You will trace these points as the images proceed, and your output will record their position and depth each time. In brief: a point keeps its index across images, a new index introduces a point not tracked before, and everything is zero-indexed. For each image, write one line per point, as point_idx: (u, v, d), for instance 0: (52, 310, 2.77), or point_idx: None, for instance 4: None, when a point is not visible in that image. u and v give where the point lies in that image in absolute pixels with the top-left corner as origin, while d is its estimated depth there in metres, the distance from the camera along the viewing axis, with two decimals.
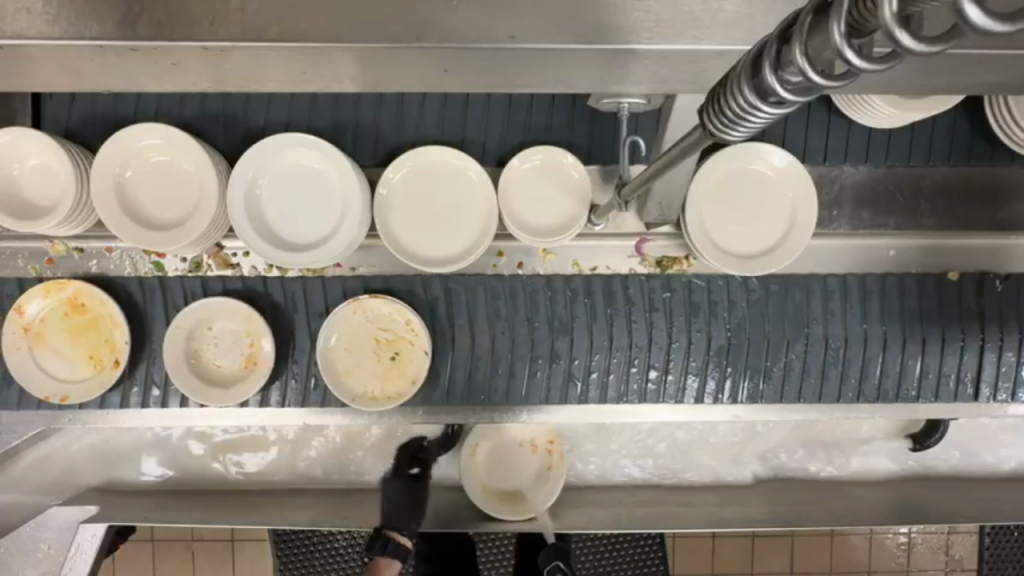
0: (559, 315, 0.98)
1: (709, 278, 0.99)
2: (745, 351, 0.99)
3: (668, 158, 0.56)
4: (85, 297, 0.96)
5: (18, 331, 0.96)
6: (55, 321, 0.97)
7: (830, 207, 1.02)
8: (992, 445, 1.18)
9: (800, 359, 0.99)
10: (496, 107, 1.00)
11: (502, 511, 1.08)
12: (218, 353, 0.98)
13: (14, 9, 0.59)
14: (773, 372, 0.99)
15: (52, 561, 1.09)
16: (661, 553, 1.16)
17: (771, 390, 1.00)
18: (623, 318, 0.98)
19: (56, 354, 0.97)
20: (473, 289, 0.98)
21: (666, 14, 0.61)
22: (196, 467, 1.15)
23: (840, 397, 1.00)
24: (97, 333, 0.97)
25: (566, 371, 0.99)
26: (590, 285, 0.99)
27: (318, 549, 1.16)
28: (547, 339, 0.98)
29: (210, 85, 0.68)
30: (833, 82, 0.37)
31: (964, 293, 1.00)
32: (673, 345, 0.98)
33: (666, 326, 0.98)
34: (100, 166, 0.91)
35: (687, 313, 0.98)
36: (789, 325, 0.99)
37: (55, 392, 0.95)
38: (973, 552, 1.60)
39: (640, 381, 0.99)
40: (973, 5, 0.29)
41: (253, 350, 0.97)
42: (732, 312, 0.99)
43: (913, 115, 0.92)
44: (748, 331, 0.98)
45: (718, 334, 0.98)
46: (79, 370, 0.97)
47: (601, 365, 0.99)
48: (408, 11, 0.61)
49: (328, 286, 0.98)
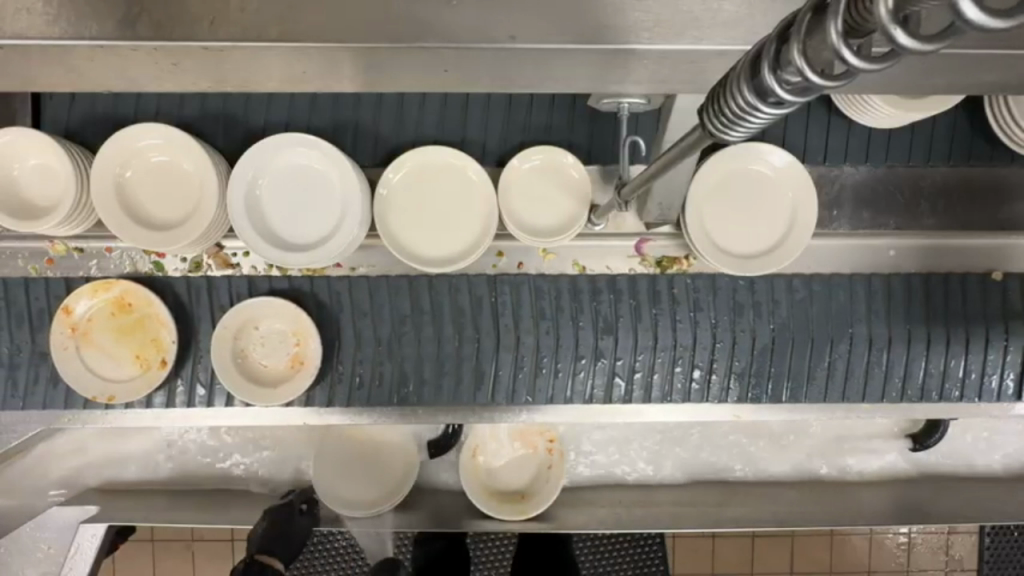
0: (604, 314, 0.98)
1: (752, 278, 0.98)
2: (790, 351, 0.99)
3: (670, 158, 0.56)
4: (133, 297, 0.96)
5: (66, 331, 0.95)
6: (101, 321, 0.97)
7: (830, 207, 1.02)
8: (993, 445, 1.18)
9: (844, 359, 0.99)
10: (496, 107, 1.00)
11: (502, 510, 1.06)
12: (264, 353, 0.97)
13: (13, 9, 0.59)
14: (818, 373, 0.99)
15: (53, 561, 1.11)
16: (661, 553, 1.15)
17: (816, 391, 1.00)
18: (667, 318, 0.98)
19: (104, 354, 0.96)
20: (518, 287, 0.98)
21: (666, 14, 0.61)
22: (199, 467, 1.15)
23: (884, 397, 1.00)
24: (144, 333, 0.97)
25: (609, 369, 0.99)
26: (635, 285, 0.98)
27: (317, 549, 1.15)
28: (591, 339, 0.98)
29: (210, 85, 0.67)
30: (833, 82, 0.37)
31: (973, 292, 1.00)
32: (717, 345, 0.98)
33: (711, 326, 0.98)
34: (100, 166, 0.90)
35: (732, 312, 0.98)
36: (833, 326, 0.98)
37: (103, 392, 0.94)
38: (973, 552, 1.60)
39: (684, 381, 0.99)
40: (969, 4, 0.29)
41: (300, 350, 0.97)
42: (775, 313, 0.98)
43: (913, 115, 0.92)
44: (794, 330, 0.98)
45: (762, 333, 0.98)
46: (126, 370, 0.96)
47: (645, 365, 0.99)
48: (408, 11, 0.61)
49: (374, 287, 0.97)
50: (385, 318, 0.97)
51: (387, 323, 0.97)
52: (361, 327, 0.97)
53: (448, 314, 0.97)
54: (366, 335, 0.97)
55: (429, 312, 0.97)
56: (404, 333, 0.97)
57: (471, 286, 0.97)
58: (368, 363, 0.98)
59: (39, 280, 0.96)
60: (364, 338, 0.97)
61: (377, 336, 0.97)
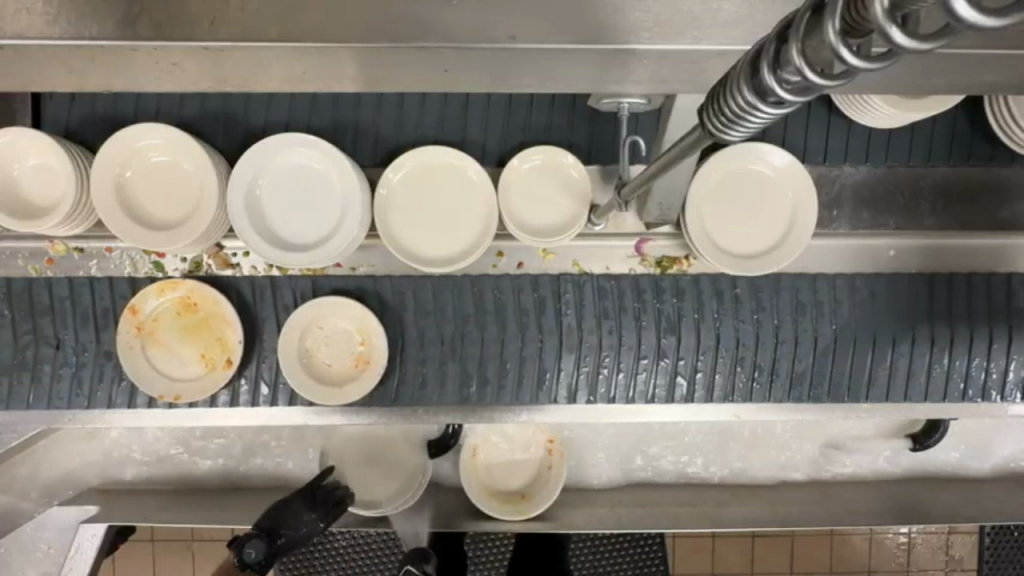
0: (666, 314, 0.98)
1: (815, 278, 0.99)
2: (851, 353, 0.99)
3: (670, 158, 0.56)
4: (198, 297, 0.96)
5: (131, 331, 0.94)
6: (166, 321, 0.96)
7: (830, 207, 1.02)
8: (993, 447, 1.18)
9: (906, 359, 0.99)
10: (496, 107, 1.00)
11: (502, 511, 1.07)
12: (330, 353, 0.97)
13: (13, 9, 0.59)
14: (878, 374, 1.00)
15: (53, 561, 1.11)
16: (661, 553, 1.16)
17: (877, 391, 1.00)
18: (730, 318, 0.98)
19: (170, 353, 0.96)
20: (581, 285, 0.98)
21: (666, 14, 0.61)
22: (199, 466, 1.15)
23: (946, 397, 1.01)
24: (209, 333, 0.97)
25: (671, 369, 0.99)
26: (698, 285, 0.98)
27: (317, 549, 1.13)
28: (653, 338, 0.98)
29: (210, 85, 0.67)
30: (832, 83, 0.37)
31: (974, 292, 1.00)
32: (780, 344, 0.99)
33: (774, 326, 0.98)
34: (100, 166, 0.90)
35: (795, 312, 0.99)
36: (897, 326, 0.99)
37: (169, 391, 0.95)
38: (973, 552, 1.60)
39: (746, 381, 0.99)
40: (961, 1, 0.29)
41: (364, 350, 0.96)
42: (837, 312, 0.99)
43: (913, 115, 0.92)
44: (855, 330, 0.99)
45: (824, 333, 0.99)
46: (192, 369, 0.97)
47: (707, 366, 0.99)
48: (408, 11, 0.61)
49: (437, 286, 0.98)
50: (448, 318, 0.97)
51: (450, 322, 0.97)
52: (424, 328, 0.97)
53: (510, 314, 0.98)
54: (429, 335, 0.97)
55: (492, 312, 0.97)
56: (467, 332, 0.97)
57: (535, 286, 0.98)
58: (430, 363, 0.98)
59: (104, 280, 0.97)
60: (427, 336, 0.97)
61: (440, 336, 0.97)
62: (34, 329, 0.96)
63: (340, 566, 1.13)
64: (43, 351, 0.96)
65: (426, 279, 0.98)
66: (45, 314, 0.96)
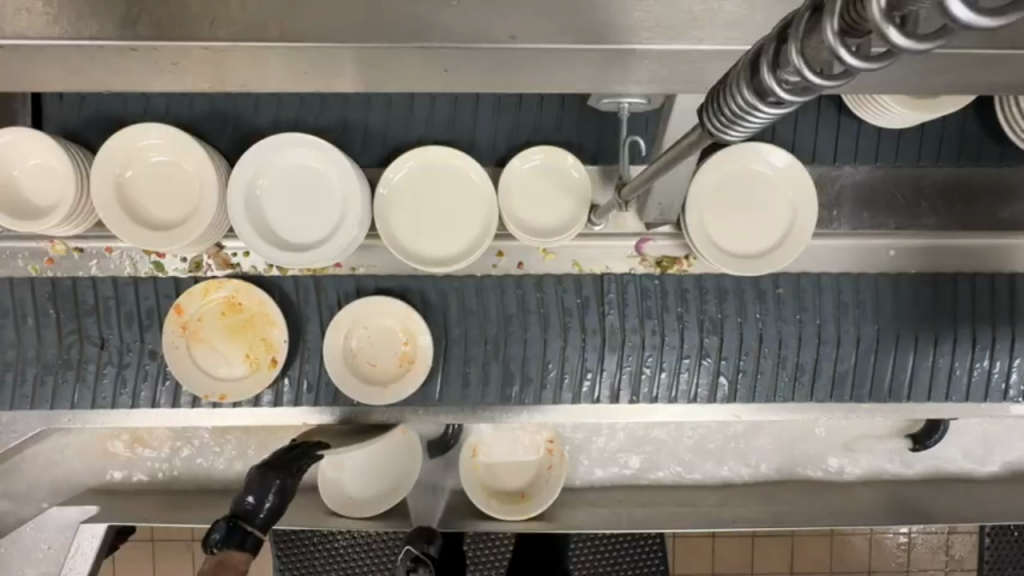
0: (709, 314, 0.99)
1: (857, 279, 1.00)
2: (893, 354, 1.00)
3: (670, 156, 0.56)
4: (243, 297, 0.96)
5: (176, 330, 0.95)
6: (210, 321, 0.97)
7: (830, 207, 1.02)
8: (994, 448, 1.18)
9: (949, 361, 1.00)
10: (495, 107, 1.00)
11: (501, 510, 1.07)
12: (373, 353, 0.97)
13: (13, 9, 0.59)
14: (920, 376, 1.01)
15: (53, 561, 1.10)
16: (660, 554, 1.15)
17: (919, 391, 1.01)
18: (773, 318, 0.99)
19: (215, 352, 0.97)
20: (624, 285, 0.99)
21: (666, 14, 0.61)
22: (200, 465, 1.16)
23: (987, 398, 1.02)
24: (254, 333, 0.97)
25: (713, 369, 1.00)
26: (728, 284, 0.99)
27: (318, 549, 1.13)
28: (695, 338, 0.99)
29: (210, 85, 0.67)
30: (832, 82, 0.36)
31: (978, 292, 1.00)
32: (822, 345, 0.99)
33: (817, 326, 0.99)
34: (100, 166, 0.90)
35: (837, 312, 1.00)
36: (941, 326, 1.00)
37: (214, 390, 0.96)
38: (972, 552, 1.60)
39: (788, 380, 1.00)
40: (955, 3, 0.29)
41: (408, 349, 0.97)
42: (879, 313, 1.00)
43: (925, 116, 0.93)
44: (896, 330, 1.00)
45: (867, 333, 1.00)
46: (237, 369, 0.97)
47: (749, 368, 1.00)
48: (408, 10, 0.61)
49: (483, 288, 0.98)
50: (492, 318, 0.98)
51: (494, 322, 0.98)
52: (469, 327, 0.98)
53: (554, 314, 0.98)
54: (472, 336, 0.98)
55: (536, 312, 0.98)
56: (511, 333, 0.98)
57: (579, 288, 0.99)
58: (474, 364, 0.99)
59: (147, 280, 0.98)
60: (470, 337, 0.98)
61: (483, 337, 0.98)
62: (78, 328, 0.97)
63: (340, 566, 1.13)
64: (88, 350, 0.97)
65: (426, 279, 0.98)
66: (90, 314, 0.97)
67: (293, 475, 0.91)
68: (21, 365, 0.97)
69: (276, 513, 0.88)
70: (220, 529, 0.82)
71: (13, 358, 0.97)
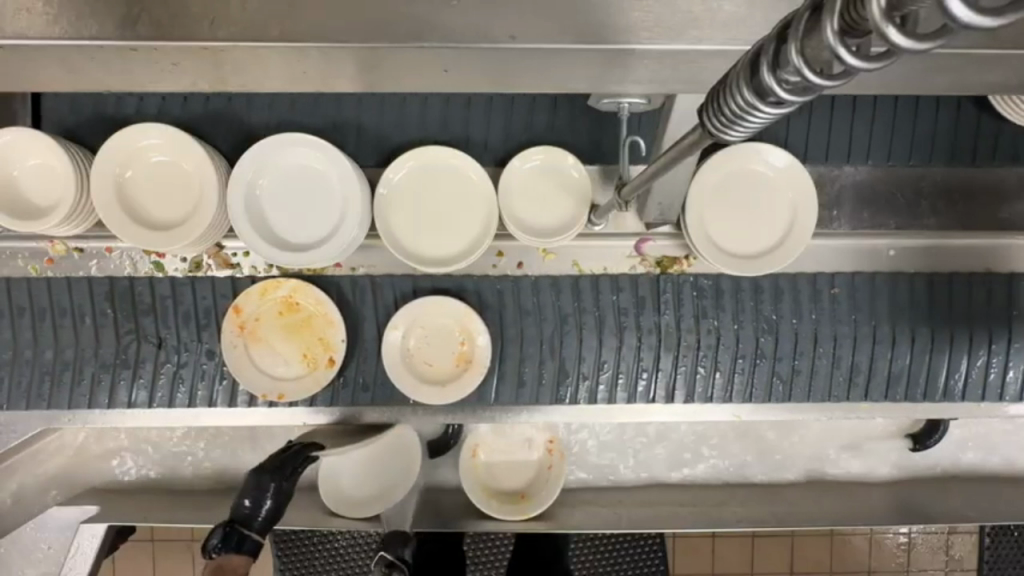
0: (765, 315, 0.99)
1: (912, 278, 1.00)
2: (948, 354, 1.00)
3: (670, 157, 0.56)
4: (302, 297, 0.96)
5: (234, 330, 0.95)
6: (269, 320, 0.96)
7: (830, 207, 1.02)
8: (996, 448, 1.18)
9: (1002, 361, 1.00)
10: (498, 108, 1.00)
11: (502, 510, 1.07)
12: (431, 353, 0.97)
13: (13, 9, 0.59)
14: (973, 377, 1.01)
15: (53, 560, 1.10)
16: (661, 554, 1.16)
17: (973, 392, 1.01)
18: (828, 318, 0.99)
19: (273, 352, 0.96)
20: (681, 287, 0.99)
21: (666, 14, 0.61)
22: (200, 466, 1.15)
23: None
24: (312, 333, 0.97)
25: (768, 370, 1.00)
26: (732, 285, 0.99)
27: (318, 549, 1.13)
28: (751, 338, 0.99)
29: (210, 85, 0.67)
30: (832, 83, 0.36)
31: (991, 292, 1.00)
32: (877, 345, 0.99)
33: (871, 327, 0.99)
34: (100, 166, 0.91)
35: (892, 312, 0.99)
36: (997, 326, 1.00)
37: (273, 389, 0.95)
38: (972, 552, 1.60)
39: (841, 382, 1.00)
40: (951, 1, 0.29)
41: (465, 349, 0.97)
42: (932, 313, 1.00)
43: None
44: (948, 330, 1.00)
45: (921, 334, 0.99)
46: (294, 369, 0.97)
47: (805, 368, 1.00)
48: (408, 10, 0.61)
49: (501, 288, 0.99)
50: (549, 317, 0.99)
51: (552, 322, 0.99)
52: (526, 327, 0.99)
53: (610, 316, 0.99)
54: (529, 335, 0.99)
55: (591, 312, 0.99)
56: (567, 333, 0.99)
57: (635, 288, 0.99)
58: (530, 364, 0.99)
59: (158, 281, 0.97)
60: (527, 335, 0.99)
61: (540, 336, 0.99)
62: (136, 328, 0.97)
63: (340, 566, 1.13)
64: (145, 347, 0.98)
65: (428, 280, 0.99)
66: (147, 314, 0.97)
67: (291, 474, 0.91)
68: (28, 364, 0.97)
69: (279, 512, 0.89)
70: (218, 534, 0.83)
71: (24, 357, 0.97)
